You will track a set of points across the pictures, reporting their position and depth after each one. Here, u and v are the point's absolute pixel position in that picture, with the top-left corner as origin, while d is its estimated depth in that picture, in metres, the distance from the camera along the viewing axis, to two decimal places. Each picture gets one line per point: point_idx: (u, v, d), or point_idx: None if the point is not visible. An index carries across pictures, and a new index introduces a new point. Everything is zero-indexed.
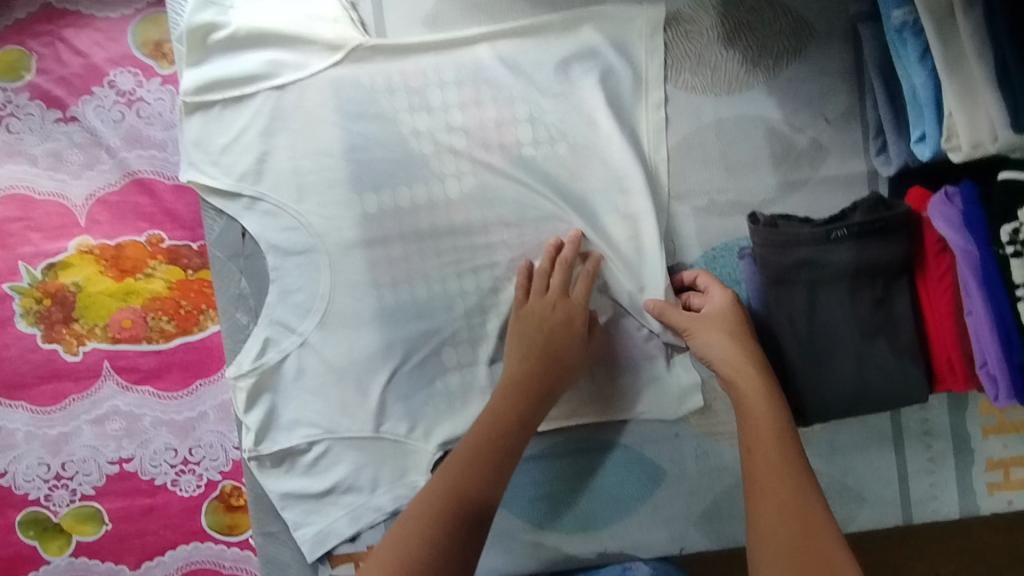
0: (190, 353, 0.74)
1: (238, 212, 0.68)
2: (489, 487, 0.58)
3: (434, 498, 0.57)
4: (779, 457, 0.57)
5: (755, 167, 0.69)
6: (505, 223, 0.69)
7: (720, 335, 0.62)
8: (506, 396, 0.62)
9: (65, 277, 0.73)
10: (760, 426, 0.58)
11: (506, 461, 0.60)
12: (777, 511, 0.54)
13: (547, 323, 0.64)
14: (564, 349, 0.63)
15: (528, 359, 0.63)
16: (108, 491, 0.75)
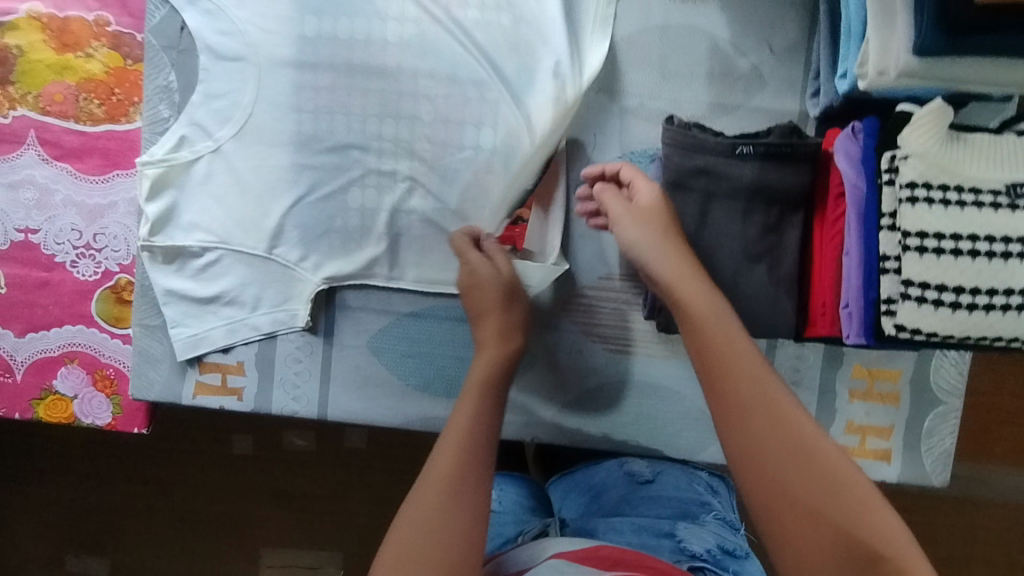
0: (112, 142, 0.75)
1: (180, 4, 0.69)
2: (467, 450, 0.50)
3: (438, 480, 0.48)
4: (733, 348, 0.49)
5: (691, 81, 0.69)
6: (435, 78, 0.70)
7: (636, 224, 0.58)
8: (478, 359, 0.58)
9: (9, 38, 0.74)
10: (711, 321, 0.51)
11: (494, 421, 0.53)
12: (755, 415, 0.46)
13: (475, 282, 0.64)
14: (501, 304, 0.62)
15: (481, 313, 0.62)
16: (10, 257, 0.77)
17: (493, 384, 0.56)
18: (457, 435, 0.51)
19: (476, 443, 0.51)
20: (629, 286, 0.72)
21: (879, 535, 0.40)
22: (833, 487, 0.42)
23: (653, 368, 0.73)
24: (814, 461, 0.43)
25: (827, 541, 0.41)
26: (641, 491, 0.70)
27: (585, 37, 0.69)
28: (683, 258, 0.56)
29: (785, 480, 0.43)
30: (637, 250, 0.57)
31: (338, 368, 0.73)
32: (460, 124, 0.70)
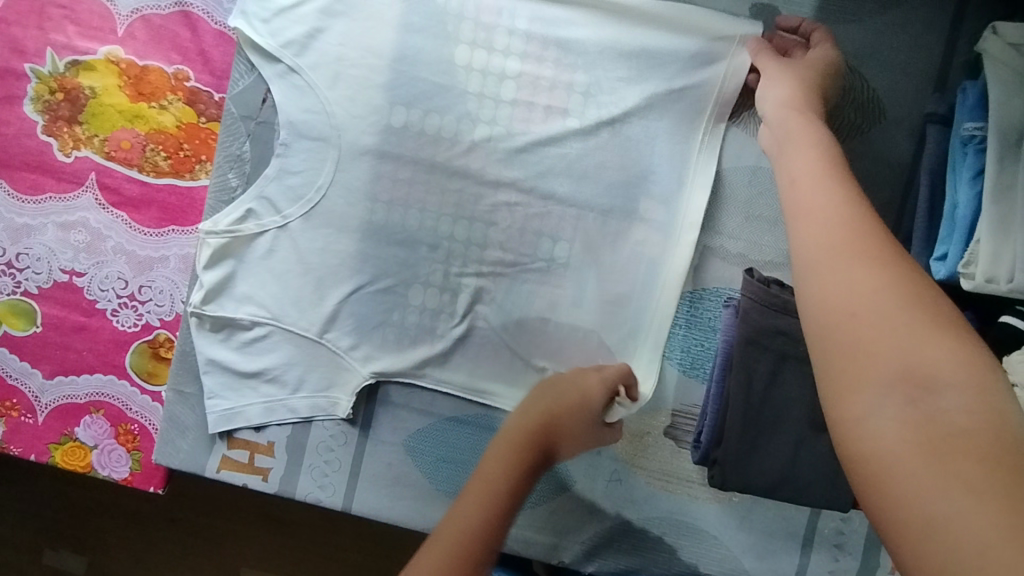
0: (174, 197, 0.74)
1: (271, 77, 0.67)
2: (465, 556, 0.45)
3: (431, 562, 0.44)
4: (823, 172, 0.42)
5: (773, 225, 0.67)
6: (518, 187, 0.68)
7: (782, 86, 0.55)
8: (498, 449, 0.51)
9: (84, 78, 0.73)
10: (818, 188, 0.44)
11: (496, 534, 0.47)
12: (821, 220, 0.39)
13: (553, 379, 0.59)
14: (564, 417, 0.55)
15: (524, 413, 0.54)
16: (49, 296, 0.75)
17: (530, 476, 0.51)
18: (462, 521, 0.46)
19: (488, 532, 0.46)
20: (679, 422, 0.70)
21: (955, 376, 0.31)
22: (913, 313, 0.33)
23: (693, 509, 0.70)
24: (904, 290, 0.34)
25: (882, 373, 0.33)
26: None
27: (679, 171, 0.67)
28: (806, 106, 0.53)
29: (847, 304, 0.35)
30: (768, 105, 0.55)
31: (370, 462, 0.71)
32: (535, 236, 0.68)
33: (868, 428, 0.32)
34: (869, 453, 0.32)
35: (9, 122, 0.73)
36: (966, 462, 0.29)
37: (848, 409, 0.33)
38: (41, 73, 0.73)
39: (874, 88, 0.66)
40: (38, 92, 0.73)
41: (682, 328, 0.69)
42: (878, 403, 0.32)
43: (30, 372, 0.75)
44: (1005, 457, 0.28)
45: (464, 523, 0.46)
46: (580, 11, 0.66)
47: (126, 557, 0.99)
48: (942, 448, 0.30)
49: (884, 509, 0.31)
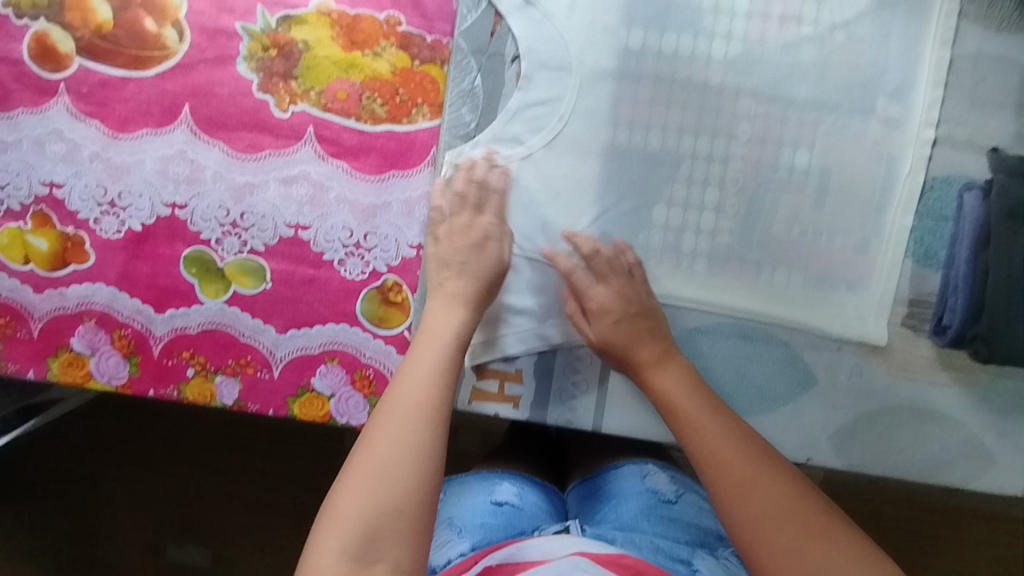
0: (392, 143, 0.75)
1: (508, 11, 0.69)
2: (416, 419, 0.58)
3: (396, 444, 0.57)
4: None
5: (1000, 110, 0.69)
6: (756, 95, 0.69)
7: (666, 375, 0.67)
8: (442, 308, 0.67)
9: (297, 32, 0.74)
10: (704, 434, 0.63)
11: (446, 383, 0.62)
12: None
13: (465, 245, 0.69)
14: (472, 261, 0.68)
15: (453, 270, 0.68)
16: (277, 252, 0.76)
17: (460, 340, 0.65)
18: (419, 391, 0.60)
19: (434, 398, 0.60)
20: (916, 312, 0.72)
21: None
22: (763, 468, 0.60)
23: (934, 396, 0.72)
24: (749, 465, 0.60)
25: (735, 487, 0.59)
26: (662, 508, 0.76)
27: (910, 68, 0.69)
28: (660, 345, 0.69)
29: (734, 443, 0.62)
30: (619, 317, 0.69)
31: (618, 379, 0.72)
32: (776, 145, 0.70)
33: None
34: None
35: (224, 83, 0.74)
36: None
37: None
38: (253, 31, 0.73)
39: None
40: (252, 50, 0.74)
41: (919, 220, 0.71)
42: (736, 498, 0.59)
43: (263, 329, 0.76)
44: None
45: (421, 403, 0.59)
46: None
47: (246, 544, 1.11)
48: None
49: None
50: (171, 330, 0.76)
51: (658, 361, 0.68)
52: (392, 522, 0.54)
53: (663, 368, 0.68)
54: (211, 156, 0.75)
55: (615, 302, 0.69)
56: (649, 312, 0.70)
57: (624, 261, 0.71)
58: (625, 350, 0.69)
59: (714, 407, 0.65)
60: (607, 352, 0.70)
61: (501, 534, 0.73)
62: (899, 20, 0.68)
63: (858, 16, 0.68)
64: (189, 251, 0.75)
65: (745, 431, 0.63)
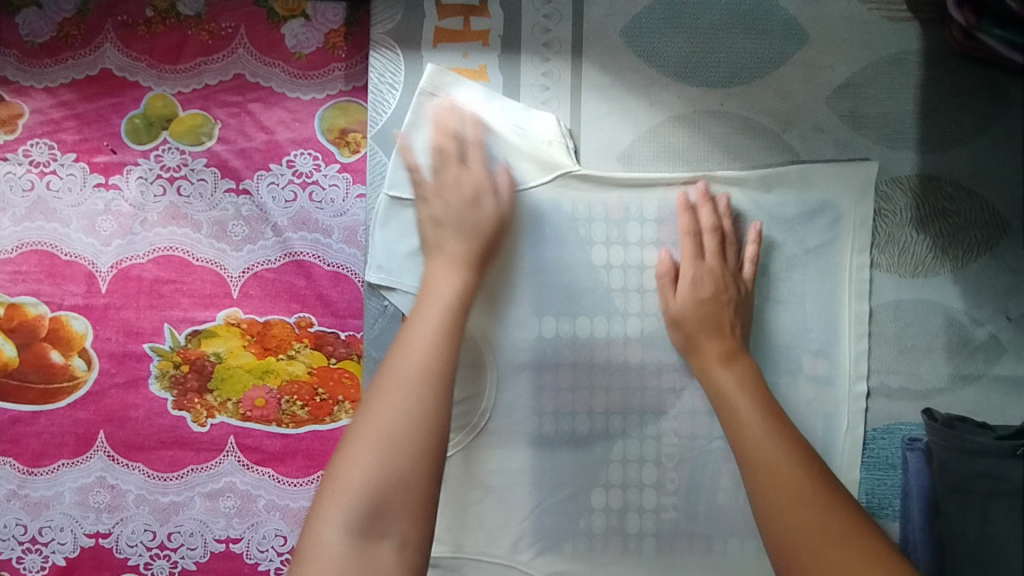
0: (317, 442, 0.72)
1: None
2: (432, 379, 0.55)
3: (399, 401, 0.53)
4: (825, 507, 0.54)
5: (930, 354, 0.67)
6: (679, 369, 0.67)
7: (690, 291, 0.65)
8: (446, 265, 0.62)
9: (207, 345, 0.72)
10: (754, 431, 0.59)
11: (451, 349, 0.57)
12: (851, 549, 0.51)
13: (461, 209, 0.64)
14: (479, 232, 0.64)
15: (459, 232, 0.64)
16: (209, 568, 0.72)
17: (455, 308, 0.60)
18: (423, 344, 0.57)
19: (442, 358, 0.56)
20: None
21: None
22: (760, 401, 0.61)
23: None
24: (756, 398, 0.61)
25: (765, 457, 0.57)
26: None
27: (830, 323, 0.67)
28: (726, 306, 0.65)
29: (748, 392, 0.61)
30: (693, 295, 0.65)
31: None
32: (707, 415, 0.68)
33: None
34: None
35: (138, 405, 0.72)
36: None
37: None
38: (162, 350, 0.72)
39: (992, 202, 0.67)
40: (163, 368, 0.72)
41: (864, 473, 0.68)
42: (783, 509, 0.54)
43: None
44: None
45: (433, 351, 0.56)
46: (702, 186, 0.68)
47: None
48: None
49: None
50: None
51: (721, 360, 0.63)
52: (398, 494, 0.51)
53: (727, 366, 0.63)
54: (131, 479, 0.72)
55: (708, 280, 0.65)
56: (741, 305, 0.65)
57: (745, 250, 0.67)
58: (696, 332, 0.64)
59: (763, 403, 0.61)
60: (678, 328, 0.65)
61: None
62: (808, 276, 0.68)
63: (769, 279, 0.68)
64: None
65: (787, 429, 0.60)
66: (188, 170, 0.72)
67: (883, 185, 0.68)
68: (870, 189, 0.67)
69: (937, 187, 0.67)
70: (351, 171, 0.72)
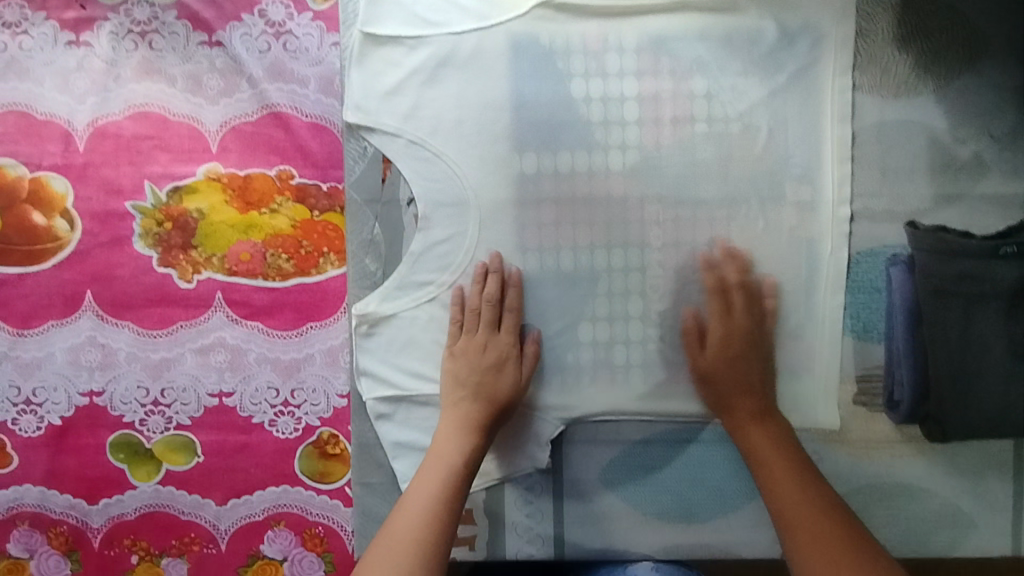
0: (305, 295, 0.72)
1: (396, 153, 0.67)
2: (439, 503, 0.61)
3: (399, 542, 0.59)
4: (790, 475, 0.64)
5: (912, 175, 0.67)
6: (661, 201, 0.67)
7: (724, 361, 0.68)
8: (457, 362, 0.67)
9: (189, 201, 0.71)
10: (776, 471, 0.65)
11: (453, 500, 0.61)
12: (809, 531, 0.61)
13: (481, 367, 0.66)
14: (490, 390, 0.66)
15: (462, 389, 0.66)
16: (203, 423, 0.73)
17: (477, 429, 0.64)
18: (420, 511, 0.60)
19: (443, 503, 0.61)
20: (866, 388, 0.69)
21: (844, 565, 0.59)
22: (783, 437, 0.67)
23: (899, 468, 0.70)
24: (775, 441, 0.67)
25: (780, 481, 0.64)
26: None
27: (814, 151, 0.67)
28: (755, 360, 0.69)
29: (768, 442, 0.66)
30: (722, 356, 0.68)
31: (572, 500, 0.70)
32: (691, 246, 0.68)
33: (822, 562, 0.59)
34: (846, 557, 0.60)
35: (123, 263, 0.72)
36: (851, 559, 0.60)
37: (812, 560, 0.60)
38: (145, 208, 0.72)
39: (972, 17, 0.66)
40: (146, 227, 0.72)
41: (847, 297, 0.68)
42: (796, 533, 0.62)
43: (202, 503, 0.74)
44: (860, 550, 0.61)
45: (438, 497, 0.61)
46: (681, 13, 0.66)
47: None
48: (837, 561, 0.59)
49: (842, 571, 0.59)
50: (108, 519, 0.74)
51: (754, 417, 0.67)
52: None
53: (757, 423, 0.67)
54: (122, 338, 0.73)
55: (738, 337, 0.68)
56: (767, 370, 0.69)
57: (763, 292, 0.68)
58: (730, 391, 0.68)
59: (785, 444, 0.66)
60: (709, 383, 0.69)
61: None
62: (792, 102, 0.67)
63: (751, 108, 0.67)
64: (113, 436, 0.73)
65: (805, 463, 0.66)
66: (158, 23, 0.71)
67: (864, 6, 0.66)
68: (850, 10, 0.66)
69: (917, 4, 0.66)
70: (324, 18, 0.71)
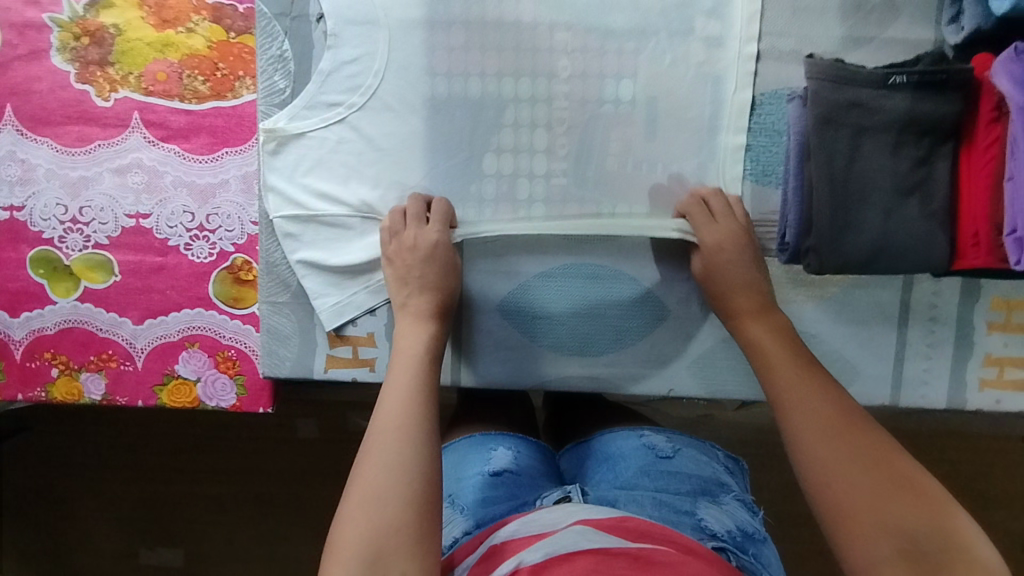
0: (220, 119, 0.73)
1: None
2: (414, 385, 0.59)
3: (387, 429, 0.56)
4: (817, 390, 0.59)
5: (822, 15, 0.67)
6: (570, 29, 0.68)
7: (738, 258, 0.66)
8: (394, 274, 0.67)
9: (106, 17, 0.72)
10: (784, 379, 0.60)
11: (430, 378, 0.61)
12: (849, 444, 0.55)
13: (417, 264, 0.66)
14: (428, 278, 0.66)
15: (405, 286, 0.66)
16: (122, 243, 0.75)
17: (428, 315, 0.65)
18: (400, 396, 0.58)
19: (422, 385, 0.59)
20: (762, 232, 0.70)
21: (890, 500, 0.52)
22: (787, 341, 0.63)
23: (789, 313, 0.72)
24: (786, 351, 0.62)
25: (794, 402, 0.59)
26: (662, 464, 0.70)
27: None
28: (755, 269, 0.66)
29: (771, 338, 0.63)
30: (715, 246, 0.66)
31: (472, 330, 0.72)
32: (598, 79, 0.68)
33: (854, 480, 0.53)
34: (919, 476, 0.53)
35: (41, 78, 0.73)
36: (915, 478, 0.53)
37: (833, 488, 0.53)
38: (61, 21, 0.72)
39: None
40: (64, 41, 0.72)
41: (748, 139, 0.69)
42: (806, 448, 0.56)
43: (120, 322, 0.76)
44: (915, 472, 0.53)
45: (415, 387, 0.59)
46: None
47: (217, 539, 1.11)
48: (910, 486, 0.52)
49: (894, 501, 0.51)
50: (30, 333, 0.76)
51: (752, 314, 0.65)
52: (400, 533, 0.50)
53: (759, 320, 0.65)
54: (41, 154, 0.74)
55: (727, 241, 0.66)
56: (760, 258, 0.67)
57: (722, 203, 0.68)
58: (730, 288, 0.66)
59: (790, 343, 0.63)
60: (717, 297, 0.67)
61: (503, 508, 0.66)
62: None
63: None
64: (34, 253, 0.75)
65: (810, 363, 0.61)
66: None
67: None
68: None
69: None
70: None
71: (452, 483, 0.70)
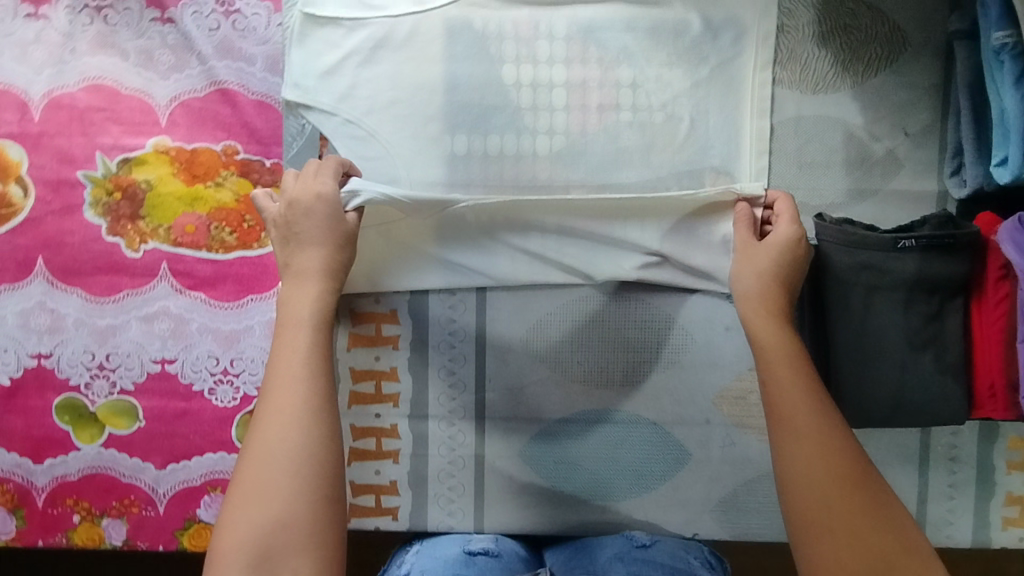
0: (246, 268, 0.75)
1: (332, 130, 0.70)
2: (303, 392, 0.52)
3: (270, 451, 0.50)
4: (856, 499, 0.50)
5: (828, 169, 0.70)
6: (585, 185, 0.70)
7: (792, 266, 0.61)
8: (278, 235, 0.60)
9: (138, 173, 0.75)
10: (812, 453, 0.51)
11: (317, 370, 0.53)
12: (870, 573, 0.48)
13: (295, 221, 0.60)
14: (314, 230, 0.59)
15: (295, 241, 0.60)
16: (146, 389, 0.76)
17: (323, 283, 0.58)
18: (287, 404, 0.51)
19: (312, 384, 0.52)
20: None
21: None
22: (824, 417, 0.52)
23: None
24: (824, 425, 0.52)
25: (822, 493, 0.50)
26: (637, 552, 0.69)
27: (735, 142, 0.69)
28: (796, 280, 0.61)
29: (803, 404, 0.53)
30: (772, 250, 0.61)
31: (492, 476, 0.73)
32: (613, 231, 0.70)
33: None
34: None
35: (74, 231, 0.75)
36: None
37: None
38: (95, 178, 0.75)
39: (893, 18, 0.68)
40: (96, 196, 0.75)
41: None
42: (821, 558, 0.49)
43: (142, 467, 0.76)
44: None
45: (304, 386, 0.52)
46: (609, 6, 0.69)
47: None
48: None
49: None
50: (53, 479, 0.77)
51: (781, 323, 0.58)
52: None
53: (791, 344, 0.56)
54: (70, 303, 0.76)
55: (789, 255, 0.61)
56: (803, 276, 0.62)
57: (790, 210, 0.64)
58: (765, 299, 0.60)
59: (824, 411, 0.53)
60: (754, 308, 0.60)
61: None
62: (714, 93, 0.69)
63: (673, 99, 0.69)
64: (60, 399, 0.76)
65: (847, 443, 0.52)
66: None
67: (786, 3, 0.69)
68: (772, 8, 0.69)
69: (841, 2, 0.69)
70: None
71: (420, 559, 0.69)
